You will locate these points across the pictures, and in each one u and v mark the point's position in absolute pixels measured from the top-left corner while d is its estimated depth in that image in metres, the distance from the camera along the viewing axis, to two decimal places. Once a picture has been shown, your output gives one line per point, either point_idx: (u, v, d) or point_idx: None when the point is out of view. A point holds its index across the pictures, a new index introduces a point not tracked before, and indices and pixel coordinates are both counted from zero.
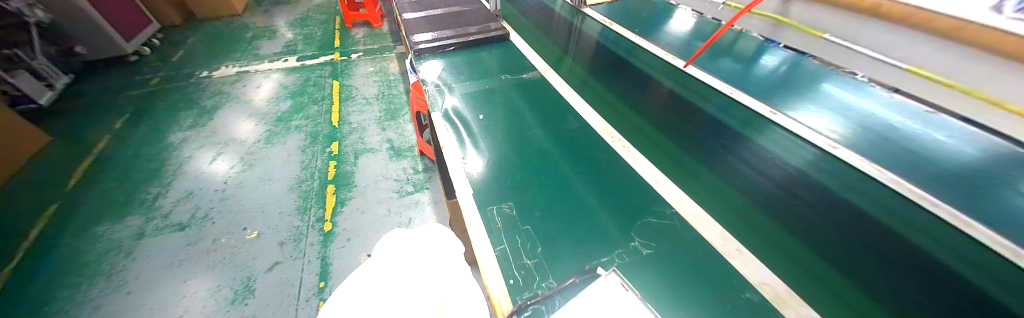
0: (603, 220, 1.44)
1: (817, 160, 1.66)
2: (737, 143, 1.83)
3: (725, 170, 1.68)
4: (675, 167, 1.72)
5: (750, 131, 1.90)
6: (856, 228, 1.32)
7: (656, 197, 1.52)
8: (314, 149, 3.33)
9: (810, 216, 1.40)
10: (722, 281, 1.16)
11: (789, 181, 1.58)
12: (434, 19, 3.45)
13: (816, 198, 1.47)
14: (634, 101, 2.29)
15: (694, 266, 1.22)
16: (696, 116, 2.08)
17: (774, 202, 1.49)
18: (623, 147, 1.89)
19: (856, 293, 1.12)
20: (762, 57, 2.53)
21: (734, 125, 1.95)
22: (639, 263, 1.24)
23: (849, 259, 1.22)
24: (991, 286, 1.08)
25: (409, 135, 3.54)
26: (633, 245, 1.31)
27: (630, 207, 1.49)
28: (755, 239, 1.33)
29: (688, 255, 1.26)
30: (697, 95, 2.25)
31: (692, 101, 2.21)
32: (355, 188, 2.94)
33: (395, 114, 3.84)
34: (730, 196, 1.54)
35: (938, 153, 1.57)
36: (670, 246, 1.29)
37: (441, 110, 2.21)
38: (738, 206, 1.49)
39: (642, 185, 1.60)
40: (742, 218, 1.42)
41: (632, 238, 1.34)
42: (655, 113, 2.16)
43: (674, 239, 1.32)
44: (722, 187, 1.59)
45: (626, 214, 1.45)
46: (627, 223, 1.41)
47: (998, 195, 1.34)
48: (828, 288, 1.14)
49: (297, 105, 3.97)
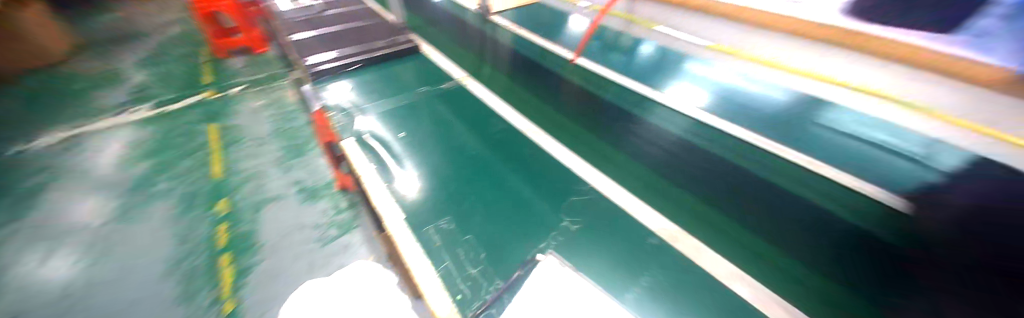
0: (538, 210, 1.52)
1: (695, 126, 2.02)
2: (633, 122, 2.15)
3: (628, 145, 1.96)
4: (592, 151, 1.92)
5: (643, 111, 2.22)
6: (722, 172, 1.69)
7: (577, 179, 1.69)
8: (159, 162, 2.30)
9: (692, 169, 1.73)
10: (638, 239, 1.36)
11: (674, 145, 1.92)
12: (332, 38, 3.15)
13: (694, 154, 1.83)
14: (547, 98, 2.49)
15: (616, 234, 1.39)
16: (599, 104, 2.37)
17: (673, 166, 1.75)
18: (543, 139, 2.04)
19: (727, 221, 1.43)
20: (641, 48, 3.03)
21: (631, 110, 2.25)
22: (572, 241, 1.35)
23: (721, 198, 1.55)
24: (803, 192, 1.51)
25: (297, 126, 2.70)
26: (564, 226, 1.42)
27: (559, 192, 1.61)
28: (664, 201, 1.55)
29: (610, 224, 1.43)
30: (600, 89, 2.54)
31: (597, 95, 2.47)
32: (244, 187, 2.12)
33: (275, 105, 2.95)
34: (635, 167, 1.79)
35: (759, 107, 2.14)
36: (595, 219, 1.45)
37: (355, 135, 2.06)
38: (643, 173, 1.75)
39: (566, 171, 1.75)
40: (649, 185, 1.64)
41: (561, 219, 1.45)
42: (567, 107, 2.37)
43: (598, 212, 1.49)
44: (628, 160, 1.84)
45: (556, 199, 1.57)
46: (558, 208, 1.52)
47: (809, 137, 1.83)
48: (718, 226, 1.41)
49: (126, 116, 2.76)
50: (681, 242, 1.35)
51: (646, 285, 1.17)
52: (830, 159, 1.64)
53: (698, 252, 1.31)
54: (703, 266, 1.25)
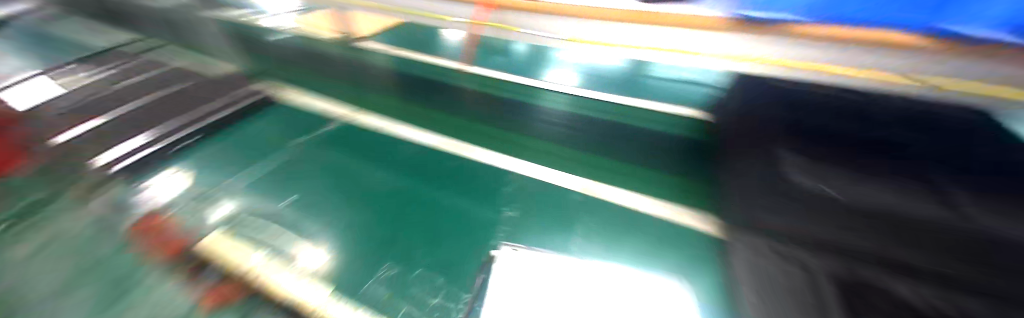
0: (477, 215, 1.60)
1: (578, 101, 2.41)
2: (528, 109, 2.41)
3: (531, 129, 2.20)
4: (504, 146, 2.08)
5: (535, 100, 2.50)
6: (604, 130, 2.10)
7: (502, 173, 1.84)
8: None
9: (584, 134, 2.08)
10: (566, 202, 1.61)
11: (566, 118, 2.26)
12: (133, 112, 2.33)
13: (582, 122, 2.19)
14: (445, 109, 2.52)
15: (546, 209, 1.59)
16: (495, 102, 2.56)
17: (571, 138, 2.07)
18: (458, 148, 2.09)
19: (619, 165, 1.83)
20: (513, 47, 3.39)
21: (524, 102, 2.51)
22: (516, 228, 1.49)
23: (610, 151, 1.94)
24: (657, 127, 2.06)
25: (83, 204, 1.70)
26: (507, 217, 1.55)
27: (489, 192, 1.72)
28: (574, 171, 1.83)
29: (541, 200, 1.64)
30: (491, 89, 2.71)
31: (491, 95, 2.62)
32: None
33: (25, 193, 1.79)
34: (542, 147, 2.03)
35: (611, 75, 2.73)
36: (529, 201, 1.64)
37: (220, 223, 1.63)
38: (550, 149, 2.00)
39: (489, 170, 1.88)
40: (559, 162, 1.89)
41: (502, 213, 1.58)
42: (469, 114, 2.45)
43: (527, 197, 1.67)
44: (536, 142, 2.07)
45: (489, 200, 1.68)
46: (494, 205, 1.64)
47: (646, 92, 2.45)
48: (616, 175, 1.77)
49: None
50: (596, 192, 1.67)
51: (581, 238, 1.42)
52: (657, 103, 2.27)
53: (607, 195, 1.65)
54: (617, 206, 1.59)
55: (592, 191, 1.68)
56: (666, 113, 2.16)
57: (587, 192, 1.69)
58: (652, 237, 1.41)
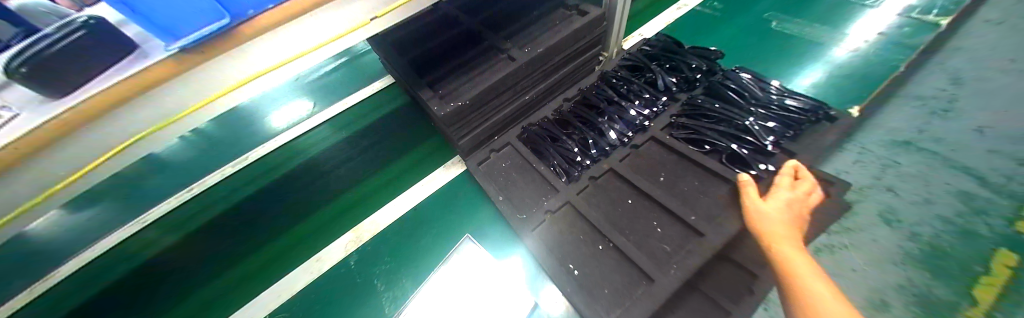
0: (313, 294, 0.77)
1: (284, 92, 1.26)
2: (226, 128, 1.20)
3: (259, 140, 1.14)
4: (168, 269, 0.90)
5: (171, 163, 1.14)
6: (357, 57, 1.34)
7: (282, 221, 0.93)
8: None
9: (346, 78, 1.27)
10: (391, 183, 0.94)
11: (293, 83, 1.29)
12: None
13: (318, 74, 1.30)
14: (56, 254, 0.95)
15: (335, 288, 0.77)
16: (159, 157, 1.15)
17: (295, 158, 1.06)
18: (179, 266, 0.90)
19: (395, 90, 1.17)
20: None
21: (173, 169, 1.12)
22: (382, 268, 0.77)
23: (385, 89, 1.18)
24: None
25: None
26: (358, 253, 0.81)
27: (281, 256, 0.86)
28: (342, 196, 0.95)
29: (358, 221, 0.88)
30: (104, 191, 1.08)
31: (75, 212, 1.02)
32: None
33: None
34: (308, 138, 1.10)
35: None
36: (341, 237, 0.86)
37: None
38: (326, 126, 1.12)
39: (260, 252, 0.88)
40: (301, 204, 0.95)
41: (347, 258, 0.81)
42: (74, 276, 0.92)
43: (294, 297, 0.77)
44: (289, 144, 1.10)
45: (291, 257, 0.85)
46: (300, 262, 0.84)
47: (334, 79, 1.28)
48: (405, 141, 1.02)
49: None
50: (377, 211, 0.88)
51: (383, 282, 0.75)
52: (348, 99, 1.18)
53: (384, 217, 0.86)
54: (392, 226, 0.84)
55: (378, 223, 0.85)
56: (373, 86, 1.20)
57: (354, 223, 0.88)
58: (447, 208, 0.84)
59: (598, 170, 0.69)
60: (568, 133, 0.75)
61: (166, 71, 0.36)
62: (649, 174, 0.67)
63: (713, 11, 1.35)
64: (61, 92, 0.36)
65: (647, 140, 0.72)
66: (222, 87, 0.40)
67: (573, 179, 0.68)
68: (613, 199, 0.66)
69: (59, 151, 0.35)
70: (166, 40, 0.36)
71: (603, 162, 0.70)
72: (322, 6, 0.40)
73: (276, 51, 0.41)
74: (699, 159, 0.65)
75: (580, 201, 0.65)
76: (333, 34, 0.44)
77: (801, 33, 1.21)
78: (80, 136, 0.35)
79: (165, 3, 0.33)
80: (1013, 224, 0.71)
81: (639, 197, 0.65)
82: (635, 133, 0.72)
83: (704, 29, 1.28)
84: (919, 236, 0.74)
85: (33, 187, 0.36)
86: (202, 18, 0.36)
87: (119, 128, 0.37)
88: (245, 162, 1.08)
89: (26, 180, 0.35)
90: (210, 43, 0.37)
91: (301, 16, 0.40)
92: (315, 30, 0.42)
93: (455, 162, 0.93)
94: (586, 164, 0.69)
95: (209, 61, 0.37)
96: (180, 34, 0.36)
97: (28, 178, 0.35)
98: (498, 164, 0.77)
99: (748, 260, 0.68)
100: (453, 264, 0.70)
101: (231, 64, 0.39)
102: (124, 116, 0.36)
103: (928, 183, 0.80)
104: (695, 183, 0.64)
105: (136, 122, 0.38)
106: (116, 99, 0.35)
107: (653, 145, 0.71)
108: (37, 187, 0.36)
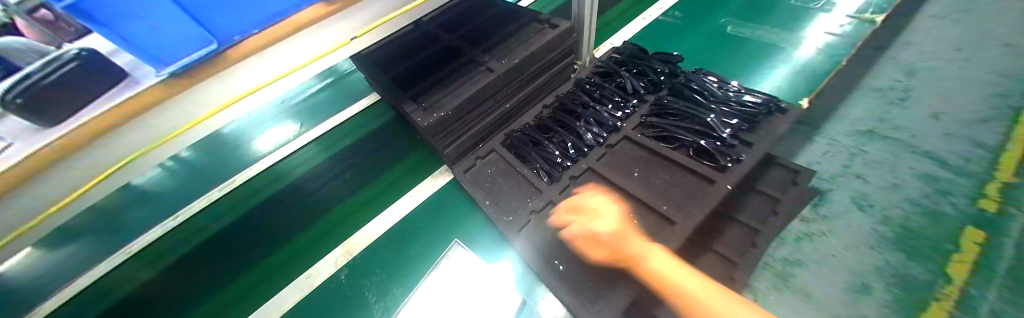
0: (305, 311, 0.77)
1: (270, 115, 1.28)
2: (212, 153, 1.21)
3: (246, 163, 1.14)
4: (153, 299, 0.88)
5: (156, 191, 1.13)
6: (343, 78, 1.37)
7: (269, 242, 0.92)
8: None
9: (333, 98, 1.29)
10: (380, 197, 0.95)
11: (279, 106, 1.30)
12: None
13: (305, 95, 1.33)
14: (34, 291, 0.92)
15: (326, 304, 0.76)
16: (143, 186, 1.15)
17: (284, 179, 1.07)
18: (164, 294, 0.88)
19: (382, 107, 1.20)
20: None
21: (158, 197, 1.11)
22: (373, 279, 0.78)
23: (372, 106, 1.21)
24: None
25: None
26: (348, 267, 0.81)
27: (269, 276, 0.85)
28: (331, 213, 0.95)
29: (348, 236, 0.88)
30: (86, 224, 1.06)
31: (55, 248, 1.00)
32: None
33: None
34: (296, 158, 1.12)
35: None
36: (331, 252, 0.86)
37: None
38: (314, 146, 1.14)
39: (248, 273, 0.87)
40: (289, 224, 0.95)
41: (337, 272, 0.81)
42: (53, 313, 0.89)
43: (285, 316, 0.77)
44: (277, 165, 1.11)
45: (280, 277, 0.85)
46: (290, 281, 0.83)
47: (320, 99, 1.30)
48: (391, 155, 1.04)
49: None
50: (366, 225, 0.89)
51: (375, 294, 0.75)
52: (335, 119, 1.20)
53: (374, 230, 0.87)
54: (382, 238, 0.85)
55: (369, 237, 0.86)
56: (360, 104, 1.23)
57: (344, 238, 0.88)
58: (435, 217, 0.86)
59: (578, 170, 0.72)
60: (549, 137, 0.79)
61: (153, 96, 0.38)
62: (624, 170, 0.71)
63: (679, 19, 1.44)
64: (51, 121, 0.38)
65: (621, 139, 0.76)
66: (211, 106, 0.43)
67: (554, 179, 0.72)
68: (593, 195, 0.69)
69: (47, 179, 0.36)
70: (155, 66, 0.38)
71: (582, 161, 0.74)
72: (305, 29, 0.43)
73: (264, 70, 0.44)
74: (669, 154, 0.70)
75: (562, 200, 0.68)
76: (314, 54, 0.47)
77: (759, 35, 1.31)
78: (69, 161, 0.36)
79: (154, 34, 0.36)
80: (975, 202, 0.77)
81: (616, 192, 0.68)
82: (609, 133, 0.77)
83: (672, 35, 1.37)
84: (890, 220, 0.78)
85: (20, 217, 0.36)
86: (192, 44, 0.39)
87: (106, 154, 0.38)
88: (231, 186, 1.08)
89: (9, 212, 0.35)
90: (200, 65, 0.40)
91: (283, 41, 0.42)
92: (297, 51, 0.45)
93: (443, 172, 0.95)
94: (566, 164, 0.73)
95: (199, 84, 0.40)
96: (170, 61, 0.38)
97: (13, 210, 0.35)
98: (484, 170, 0.80)
99: (728, 250, 0.72)
100: (443, 269, 0.71)
101: (220, 86, 0.42)
102: (112, 142, 0.38)
103: (895, 169, 0.86)
104: (666, 176, 0.68)
105: (122, 147, 0.39)
106: (102, 128, 0.36)
107: (627, 144, 0.75)
108: (24, 218, 0.37)
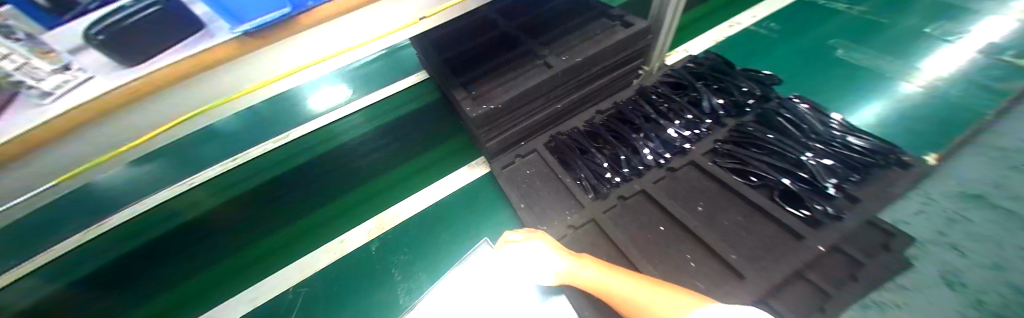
0: (332, 274, 0.79)
1: (326, 78, 1.32)
2: (271, 105, 1.27)
3: (298, 120, 1.19)
4: (205, 232, 0.95)
5: (220, 133, 1.22)
6: (397, 50, 1.37)
7: (309, 201, 0.96)
8: None
9: (384, 70, 1.30)
10: (417, 177, 0.94)
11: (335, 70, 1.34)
12: None
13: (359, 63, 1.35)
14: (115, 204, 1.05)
15: (352, 272, 0.78)
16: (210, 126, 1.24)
17: (329, 141, 1.10)
18: (214, 230, 0.95)
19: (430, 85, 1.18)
20: None
21: (221, 138, 1.20)
22: (399, 258, 0.78)
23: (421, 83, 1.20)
24: None
25: None
26: (379, 240, 0.83)
27: (306, 234, 0.89)
28: (369, 184, 0.96)
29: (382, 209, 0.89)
30: (160, 152, 1.18)
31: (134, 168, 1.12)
32: None
33: None
34: (343, 123, 1.14)
35: None
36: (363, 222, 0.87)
37: None
38: (361, 114, 1.16)
39: (288, 227, 0.91)
40: (329, 186, 0.98)
41: (367, 243, 0.83)
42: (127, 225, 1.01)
43: (314, 275, 0.80)
44: (325, 127, 1.14)
45: (315, 236, 0.88)
46: (323, 242, 0.86)
47: (372, 69, 1.32)
48: (433, 136, 1.03)
49: None
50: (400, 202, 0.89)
51: (400, 272, 0.75)
52: (384, 90, 1.21)
53: (406, 209, 0.87)
54: (414, 218, 0.84)
55: (400, 214, 0.86)
56: (409, 79, 1.22)
57: (378, 211, 0.89)
58: (467, 207, 0.84)
59: (630, 190, 0.68)
60: (598, 147, 0.74)
61: (223, 54, 0.37)
62: (686, 203, 0.67)
63: (769, 33, 1.26)
64: (133, 60, 0.37)
65: (685, 164, 0.71)
66: (270, 73, 0.41)
67: (601, 195, 0.67)
68: (644, 222, 0.65)
69: (121, 117, 0.36)
70: (231, 22, 0.36)
71: (635, 182, 0.69)
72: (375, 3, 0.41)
73: (327, 41, 0.42)
74: (744, 191, 0.65)
75: (607, 220, 0.64)
76: (382, 31, 0.45)
77: (869, 65, 1.09)
78: (120, 114, 0.36)
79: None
80: None
81: (672, 224, 0.64)
82: (674, 155, 0.72)
83: (756, 51, 1.21)
84: None
85: (96, 150, 0.38)
86: (265, 6, 0.35)
87: (175, 104, 0.39)
88: (284, 140, 1.13)
89: (89, 141, 0.37)
90: (272, 28, 0.37)
91: (350, 12, 0.40)
92: (363, 25, 0.43)
93: (480, 163, 0.92)
94: (617, 182, 0.68)
95: (266, 47, 0.38)
96: (245, 19, 0.35)
97: (91, 140, 0.37)
98: (522, 170, 0.76)
99: None
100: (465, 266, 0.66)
101: (280, 51, 0.40)
102: (182, 93, 0.38)
103: None
104: (737, 218, 0.63)
105: (188, 98, 0.39)
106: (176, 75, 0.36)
107: (691, 169, 0.71)
108: (103, 149, 0.39)
